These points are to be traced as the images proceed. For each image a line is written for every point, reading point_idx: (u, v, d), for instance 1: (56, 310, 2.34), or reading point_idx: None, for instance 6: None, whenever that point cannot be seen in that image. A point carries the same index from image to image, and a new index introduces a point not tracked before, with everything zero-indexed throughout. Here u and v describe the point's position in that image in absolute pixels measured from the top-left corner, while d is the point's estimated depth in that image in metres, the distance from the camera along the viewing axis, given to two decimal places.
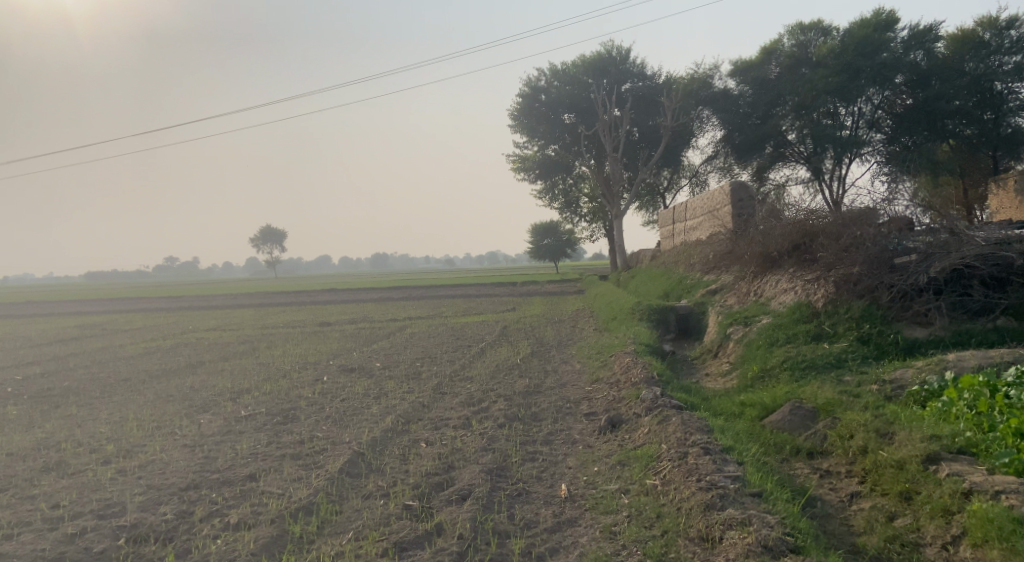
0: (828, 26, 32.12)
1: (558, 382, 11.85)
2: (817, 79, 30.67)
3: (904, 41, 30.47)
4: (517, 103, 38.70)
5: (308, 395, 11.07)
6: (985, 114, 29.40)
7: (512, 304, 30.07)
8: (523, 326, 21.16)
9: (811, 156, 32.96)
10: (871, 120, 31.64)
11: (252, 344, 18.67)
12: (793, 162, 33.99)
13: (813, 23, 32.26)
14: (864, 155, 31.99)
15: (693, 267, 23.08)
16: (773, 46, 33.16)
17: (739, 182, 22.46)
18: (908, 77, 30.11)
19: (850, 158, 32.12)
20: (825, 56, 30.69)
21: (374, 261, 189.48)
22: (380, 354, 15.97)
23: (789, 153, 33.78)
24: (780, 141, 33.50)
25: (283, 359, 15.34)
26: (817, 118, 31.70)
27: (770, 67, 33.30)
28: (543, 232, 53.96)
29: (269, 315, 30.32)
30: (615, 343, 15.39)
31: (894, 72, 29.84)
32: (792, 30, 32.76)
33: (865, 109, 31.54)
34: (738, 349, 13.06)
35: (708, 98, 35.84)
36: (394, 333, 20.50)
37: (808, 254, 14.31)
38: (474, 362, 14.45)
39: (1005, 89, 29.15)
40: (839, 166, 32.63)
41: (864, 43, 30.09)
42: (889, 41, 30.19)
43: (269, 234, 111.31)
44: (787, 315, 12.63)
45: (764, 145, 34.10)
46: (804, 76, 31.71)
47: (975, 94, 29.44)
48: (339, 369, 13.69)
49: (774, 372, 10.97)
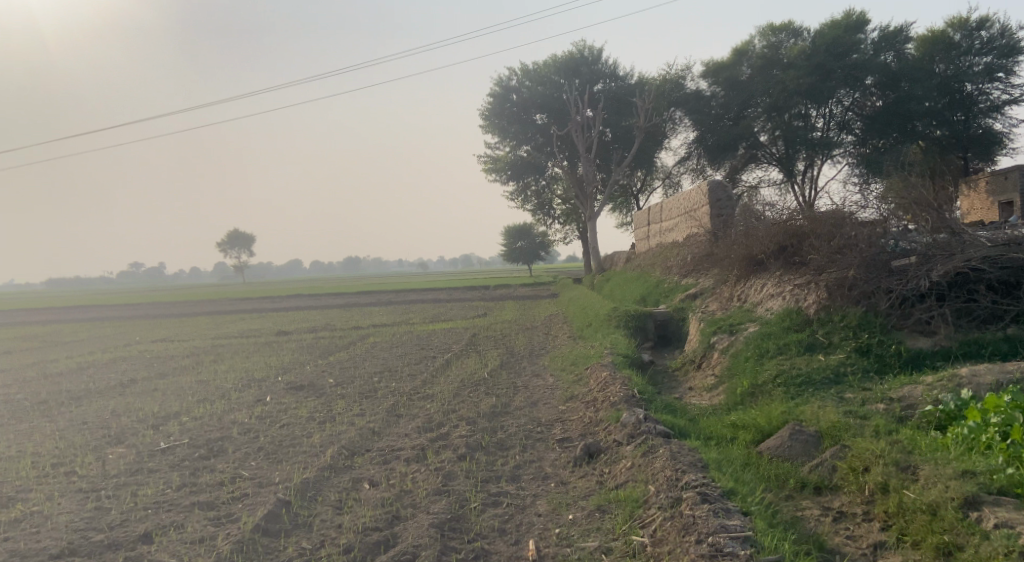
0: (800, 27, 31.37)
1: (527, 400, 10.69)
2: (788, 80, 29.90)
3: (874, 42, 29.94)
4: (487, 103, 37.53)
5: (243, 422, 9.87)
6: (955, 115, 28.99)
7: (482, 310, 28.92)
8: (492, 334, 20.02)
9: (783, 158, 32.31)
10: (841, 122, 30.68)
11: (198, 358, 17.35)
12: (765, 164, 33.32)
13: (784, 24, 31.49)
14: (835, 157, 31.15)
15: (671, 270, 21.98)
16: (745, 48, 32.51)
17: (718, 181, 21.41)
18: (878, 79, 29.40)
19: (822, 160, 31.43)
20: (796, 57, 29.91)
21: (345, 264, 187.21)
22: (334, 367, 14.73)
23: (761, 154, 33.00)
24: (753, 143, 32.59)
25: (227, 376, 14.06)
26: (788, 121, 30.95)
27: (742, 69, 32.56)
28: (516, 235, 52.75)
29: (225, 323, 29.06)
30: (590, 353, 14.26)
31: (864, 74, 29.30)
32: (764, 31, 32.02)
33: (835, 111, 30.58)
34: (723, 360, 11.92)
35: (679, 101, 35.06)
36: (354, 343, 19.30)
37: (796, 256, 13.16)
38: (435, 376, 13.27)
39: (976, 90, 28.82)
40: (812, 167, 31.87)
41: (835, 43, 29.58)
42: (860, 42, 29.70)
43: (235, 236, 108.96)
44: (776, 322, 11.50)
45: (735, 148, 33.09)
46: (775, 77, 30.92)
47: (945, 95, 28.92)
48: (287, 387, 12.45)
49: (765, 387, 9.80)
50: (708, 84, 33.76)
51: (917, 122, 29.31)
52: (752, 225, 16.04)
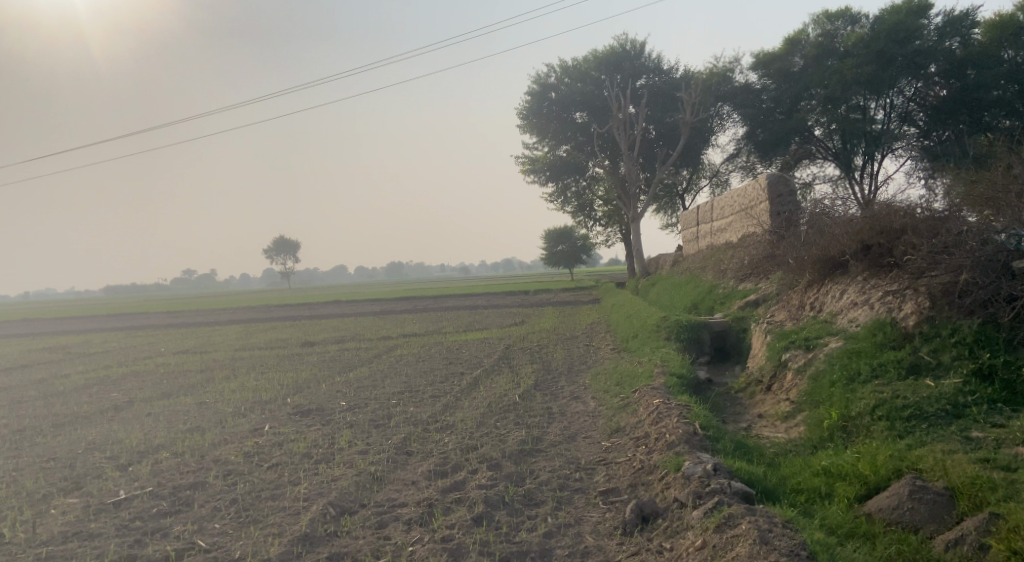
0: (858, 13, 28.83)
1: (564, 434, 8.93)
2: (845, 70, 27.64)
3: (938, 27, 27.11)
4: (525, 101, 35.91)
5: (226, 459, 8.26)
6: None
7: (521, 318, 27.08)
8: (529, 345, 18.25)
9: (840, 153, 30.07)
10: (903, 112, 28.36)
11: (210, 373, 15.85)
12: (820, 159, 31.01)
13: (841, 10, 29.01)
14: (897, 152, 28.78)
15: (726, 274, 20.01)
16: (797, 36, 30.10)
17: (778, 174, 19.40)
18: (942, 68, 26.79)
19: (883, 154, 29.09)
20: (853, 44, 27.65)
21: (389, 270, 187.26)
22: (351, 387, 13.08)
23: (816, 150, 30.79)
24: (806, 137, 30.45)
25: (231, 395, 12.47)
26: (845, 114, 28.66)
27: (794, 59, 30.28)
28: (557, 238, 50.93)
29: (253, 333, 27.60)
30: (638, 371, 12.45)
31: (928, 61, 26.64)
32: (818, 19, 29.62)
33: (897, 101, 28.25)
34: (800, 383, 10.14)
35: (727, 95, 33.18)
36: (380, 357, 17.63)
37: (879, 257, 11.38)
38: (461, 399, 11.53)
39: None
40: (871, 162, 29.46)
41: (895, 29, 26.89)
42: (923, 28, 26.91)
43: (280, 244, 109.04)
44: (868, 340, 9.76)
45: (787, 141, 30.83)
46: (831, 68, 28.69)
47: (1016, 82, 26.14)
48: (290, 412, 10.80)
49: (860, 418, 8.08)
50: (758, 76, 31.56)
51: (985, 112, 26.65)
52: (823, 224, 14.04)
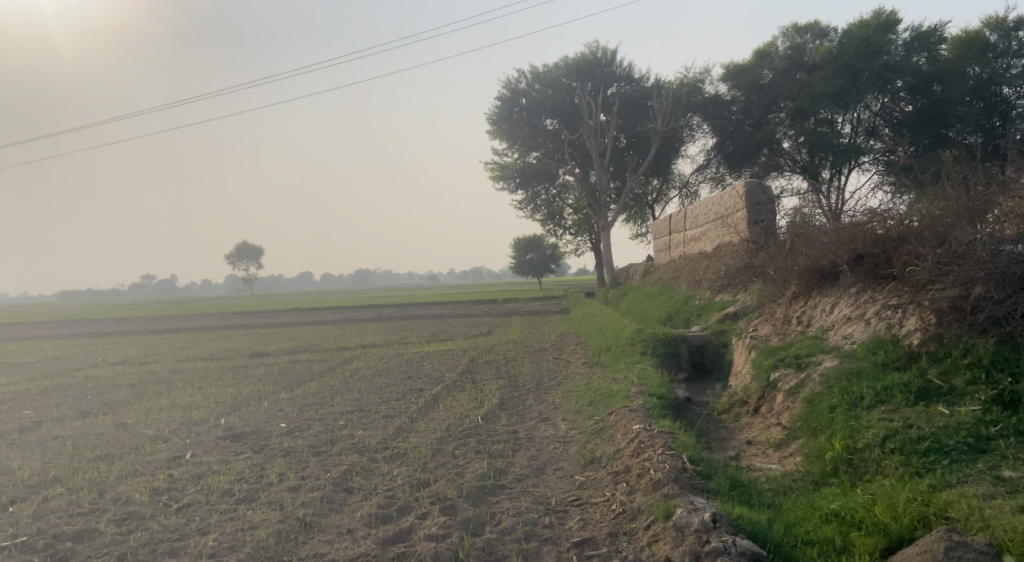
0: (827, 27, 28.11)
1: (532, 464, 7.82)
2: (814, 83, 26.94)
3: (906, 43, 26.57)
4: (494, 107, 34.80)
5: (130, 498, 7.04)
6: (991, 121, 25.96)
7: (486, 328, 25.94)
8: (493, 357, 17.10)
9: (808, 165, 29.32)
10: (869, 127, 27.62)
11: (143, 388, 14.46)
12: (788, 172, 30.21)
13: (809, 24, 28.28)
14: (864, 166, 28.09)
15: (702, 285, 19.02)
16: (766, 48, 29.42)
17: (756, 181, 18.41)
18: (908, 82, 26.04)
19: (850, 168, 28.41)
20: (821, 58, 26.89)
21: (355, 277, 184.73)
22: (296, 405, 11.83)
23: (784, 163, 29.93)
24: (774, 150, 29.70)
25: (158, 415, 11.13)
26: (813, 127, 27.96)
27: (763, 71, 29.51)
28: (525, 247, 49.89)
29: (202, 342, 26.08)
30: (612, 390, 11.38)
31: (895, 76, 25.95)
32: (787, 32, 28.86)
33: (863, 116, 27.64)
34: (793, 406, 9.13)
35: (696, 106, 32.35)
36: (334, 370, 16.34)
37: (873, 267, 10.41)
38: (416, 420, 10.32)
39: (1012, 94, 25.76)
40: (838, 176, 28.76)
41: (863, 43, 26.34)
42: (890, 43, 26.44)
43: (243, 249, 106.55)
44: (869, 360, 8.79)
45: (758, 152, 30.23)
46: (800, 81, 27.95)
47: (981, 99, 25.72)
48: (219, 436, 9.51)
49: (868, 450, 7.09)
50: (727, 87, 30.87)
51: (950, 128, 26.15)
52: (808, 233, 13.07)
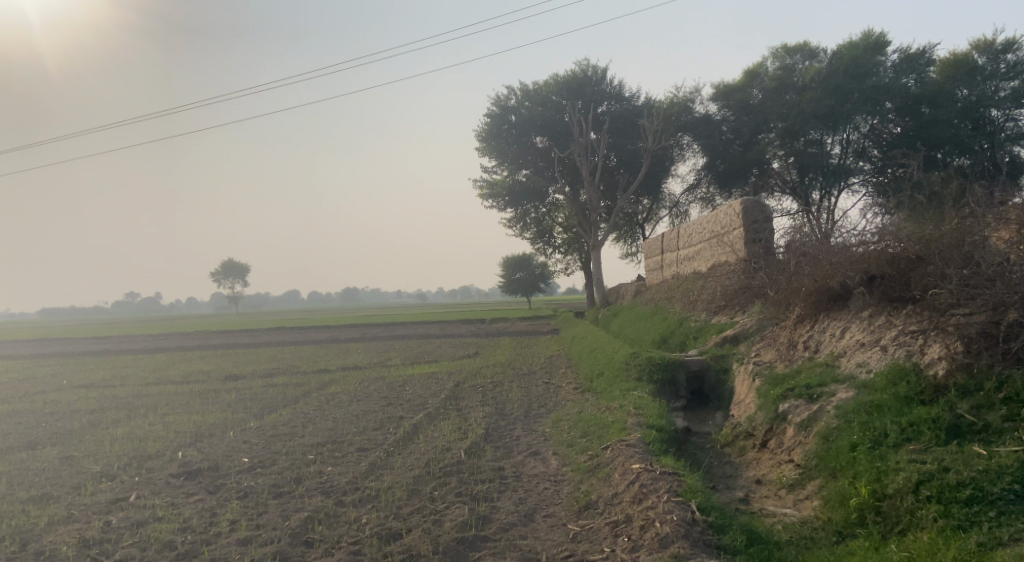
0: (817, 48, 27.59)
1: (519, 509, 6.99)
2: (803, 103, 26.37)
3: (895, 65, 26.02)
4: (483, 123, 34.07)
5: (56, 555, 6.19)
6: (980, 144, 25.01)
7: (473, 349, 25.05)
8: (479, 381, 16.24)
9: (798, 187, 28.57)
10: (858, 149, 27.02)
11: (101, 415, 13.48)
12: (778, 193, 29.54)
13: (799, 44, 27.72)
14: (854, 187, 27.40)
15: (697, 306, 18.20)
16: (757, 68, 28.84)
17: (754, 199, 17.73)
18: (896, 104, 25.51)
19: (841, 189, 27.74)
20: (810, 78, 26.36)
21: (343, 296, 183.30)
22: (265, 436, 10.94)
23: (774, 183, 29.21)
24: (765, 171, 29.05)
25: (110, 449, 10.20)
26: (803, 147, 27.31)
27: (753, 91, 29.00)
28: (515, 266, 49.07)
29: (177, 363, 25.05)
30: (605, 420, 10.55)
31: (884, 97, 25.42)
32: (777, 52, 28.29)
33: (853, 137, 26.97)
34: (806, 442, 8.29)
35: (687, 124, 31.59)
36: (310, 395, 15.44)
37: (888, 289, 9.61)
38: (392, 455, 9.41)
39: (1002, 117, 24.75)
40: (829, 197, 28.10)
41: (853, 64, 25.75)
42: (880, 65, 25.80)
43: (229, 267, 105.28)
44: (890, 392, 7.95)
45: (747, 173, 29.50)
46: (790, 102, 27.39)
47: (970, 121, 25.03)
48: (171, 475, 8.59)
49: (898, 497, 6.29)
50: (718, 107, 30.32)
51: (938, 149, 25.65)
52: (812, 252, 12.27)
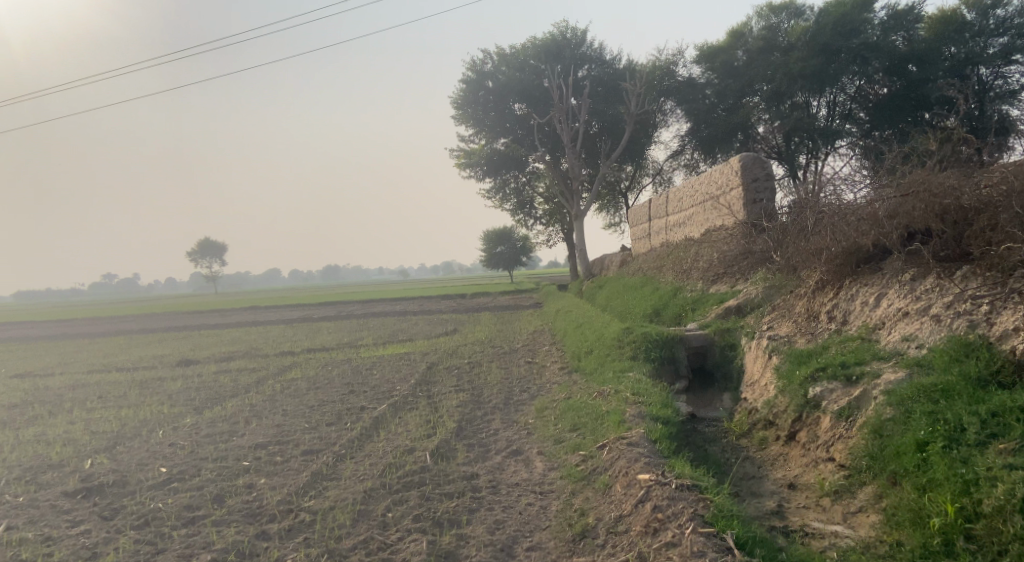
0: (803, 6, 25.86)
1: (496, 540, 5.46)
2: (790, 63, 24.57)
3: (882, 22, 24.25)
4: (457, 90, 32.09)
5: None
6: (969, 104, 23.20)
7: (451, 326, 23.37)
8: (455, 362, 14.59)
9: (783, 152, 26.87)
10: (845, 111, 25.36)
11: (17, 412, 11.72)
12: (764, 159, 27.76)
13: (784, 2, 25.99)
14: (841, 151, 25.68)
15: (693, 275, 16.53)
16: (740, 29, 27.13)
17: (754, 155, 15.95)
18: (884, 64, 23.72)
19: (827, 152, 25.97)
20: (797, 37, 24.59)
21: (324, 274, 180.60)
22: (198, 436, 9.24)
23: (759, 148, 27.42)
24: (750, 136, 27.26)
25: (4, 459, 8.50)
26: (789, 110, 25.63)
27: (736, 53, 27.23)
28: (496, 240, 47.29)
29: (131, 347, 23.17)
30: (598, 409, 8.92)
31: (873, 56, 23.64)
32: (762, 12, 26.55)
33: (839, 98, 25.31)
34: (850, 437, 6.72)
35: (671, 89, 29.81)
36: (265, 382, 13.71)
37: (937, 250, 7.97)
38: (341, 461, 7.72)
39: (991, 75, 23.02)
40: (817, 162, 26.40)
41: (841, 21, 23.94)
42: (868, 22, 24.05)
43: (205, 247, 102.55)
44: (954, 373, 6.37)
45: (731, 138, 27.74)
46: (775, 62, 25.63)
47: None
48: (63, 499, 6.93)
49: (997, 518, 4.98)
50: (702, 70, 28.53)
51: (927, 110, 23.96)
52: (829, 211, 10.57)
